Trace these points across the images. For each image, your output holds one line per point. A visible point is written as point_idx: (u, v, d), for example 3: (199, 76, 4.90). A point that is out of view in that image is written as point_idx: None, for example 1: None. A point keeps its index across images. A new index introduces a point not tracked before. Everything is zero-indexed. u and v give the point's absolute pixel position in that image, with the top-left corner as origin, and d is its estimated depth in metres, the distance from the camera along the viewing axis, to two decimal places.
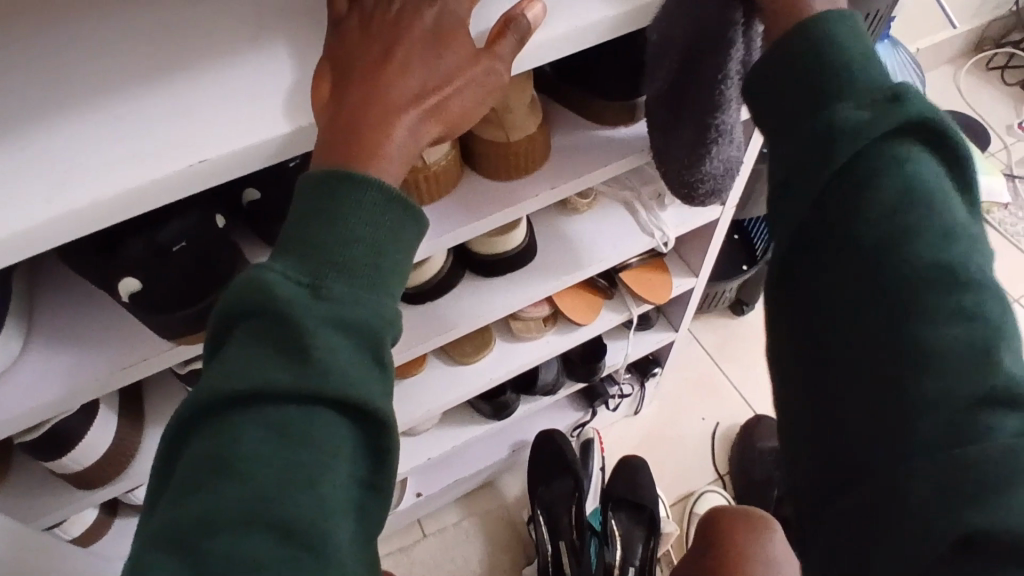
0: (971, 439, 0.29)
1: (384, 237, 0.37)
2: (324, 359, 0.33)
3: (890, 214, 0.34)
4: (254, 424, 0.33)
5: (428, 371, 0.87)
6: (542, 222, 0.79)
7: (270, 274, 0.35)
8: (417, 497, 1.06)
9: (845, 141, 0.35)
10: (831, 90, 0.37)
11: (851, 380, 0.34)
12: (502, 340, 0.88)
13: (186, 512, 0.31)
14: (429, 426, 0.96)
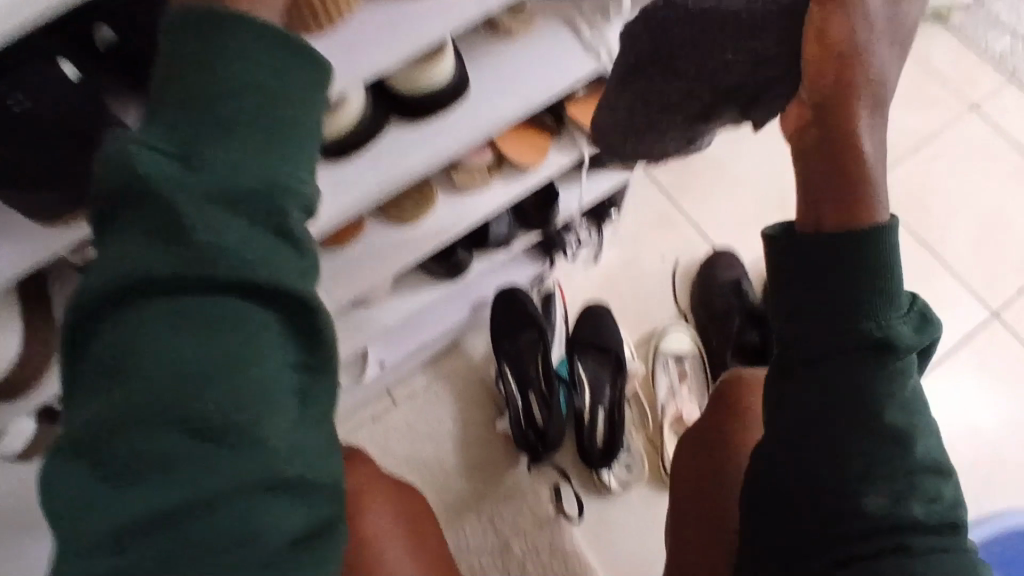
0: (920, 533, 0.46)
1: (278, 84, 0.32)
2: (209, 236, 0.29)
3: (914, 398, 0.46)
4: (146, 319, 0.29)
5: (369, 236, 0.80)
6: (475, 57, 0.69)
7: (133, 144, 0.29)
8: (382, 368, 1.04)
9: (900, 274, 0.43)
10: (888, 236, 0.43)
11: (836, 470, 0.46)
12: (445, 195, 0.82)
13: (88, 417, 0.28)
14: (381, 296, 0.92)
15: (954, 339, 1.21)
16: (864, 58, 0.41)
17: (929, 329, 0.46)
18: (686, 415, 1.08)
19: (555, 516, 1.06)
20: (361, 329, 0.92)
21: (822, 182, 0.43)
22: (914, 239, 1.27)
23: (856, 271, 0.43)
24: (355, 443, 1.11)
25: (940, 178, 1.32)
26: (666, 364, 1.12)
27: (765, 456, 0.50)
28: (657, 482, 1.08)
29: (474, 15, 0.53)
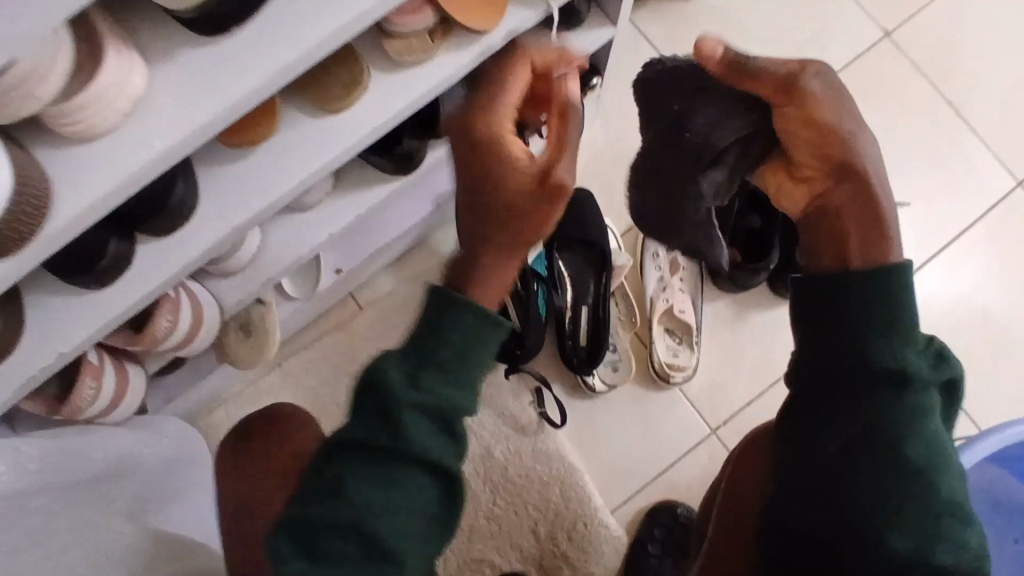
0: (931, 551, 0.48)
1: (463, 354, 0.49)
2: (390, 524, 0.46)
3: (928, 443, 0.50)
4: (356, 485, 0.47)
5: (288, 129, 0.65)
6: None
7: (383, 367, 0.49)
8: (338, 274, 0.92)
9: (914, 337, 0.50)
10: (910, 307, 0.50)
11: (852, 501, 0.50)
12: (380, 72, 0.66)
13: (309, 524, 0.47)
14: (320, 197, 0.79)
15: (973, 211, 1.09)
16: (852, 138, 0.52)
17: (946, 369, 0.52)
18: (677, 310, 0.99)
19: (538, 421, 0.99)
20: (303, 237, 0.80)
21: (853, 216, 0.52)
22: (938, 97, 1.12)
23: (873, 317, 0.50)
24: (318, 354, 1.02)
25: (974, 23, 1.14)
26: (656, 254, 1.01)
27: (776, 504, 0.54)
28: (646, 382, 1.01)
29: None
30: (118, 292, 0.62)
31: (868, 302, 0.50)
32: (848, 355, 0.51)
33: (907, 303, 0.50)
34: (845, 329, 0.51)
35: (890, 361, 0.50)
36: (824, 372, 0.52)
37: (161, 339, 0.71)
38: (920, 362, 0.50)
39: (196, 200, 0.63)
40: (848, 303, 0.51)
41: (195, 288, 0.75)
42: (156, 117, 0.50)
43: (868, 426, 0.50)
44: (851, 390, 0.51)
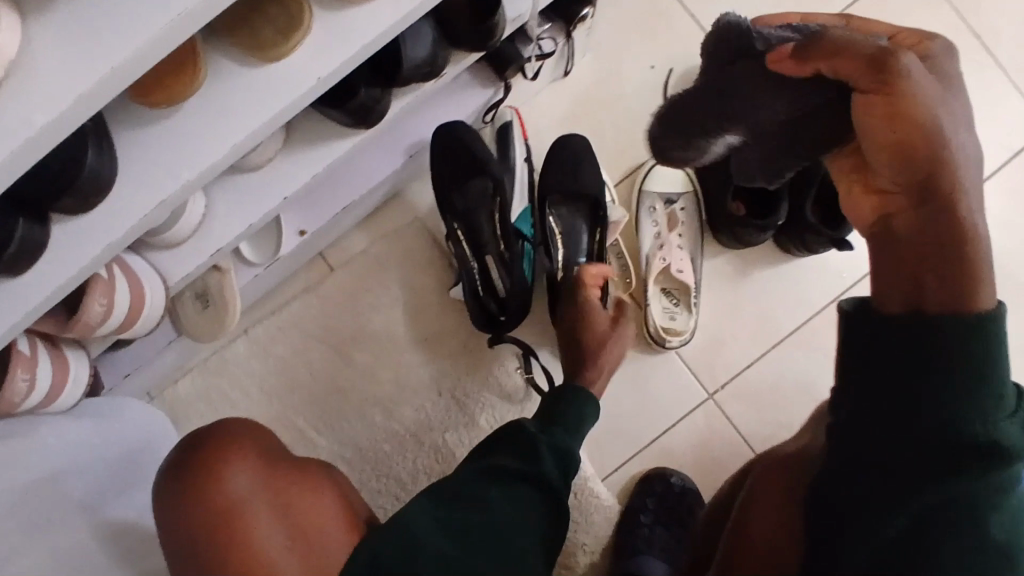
0: None
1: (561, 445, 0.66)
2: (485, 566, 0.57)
3: (996, 507, 0.46)
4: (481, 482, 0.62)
5: (220, 79, 0.55)
6: None
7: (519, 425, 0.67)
8: (302, 237, 0.83)
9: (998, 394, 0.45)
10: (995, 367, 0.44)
11: (898, 552, 0.47)
12: (326, 11, 0.55)
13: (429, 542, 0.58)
14: (270, 155, 0.69)
15: (996, 156, 1.00)
16: (947, 151, 0.45)
17: None
18: (676, 270, 0.91)
19: (524, 388, 0.94)
20: (256, 200, 0.71)
21: (927, 235, 0.47)
22: (963, 28, 1.01)
23: (953, 369, 0.44)
24: (286, 320, 0.95)
25: None
26: (653, 208, 0.93)
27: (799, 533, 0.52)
28: (640, 346, 0.94)
29: None
30: (31, 279, 0.52)
31: (958, 361, 0.44)
32: (936, 419, 0.45)
33: (1002, 367, 0.45)
34: (932, 389, 0.45)
35: (982, 434, 0.44)
36: (912, 431, 0.46)
37: (94, 325, 0.62)
38: (1022, 436, 0.45)
39: (114, 170, 0.53)
40: (933, 357, 0.45)
41: (133, 262, 0.66)
42: (35, 83, 0.39)
43: (953, 504, 0.45)
44: (934, 458, 0.45)
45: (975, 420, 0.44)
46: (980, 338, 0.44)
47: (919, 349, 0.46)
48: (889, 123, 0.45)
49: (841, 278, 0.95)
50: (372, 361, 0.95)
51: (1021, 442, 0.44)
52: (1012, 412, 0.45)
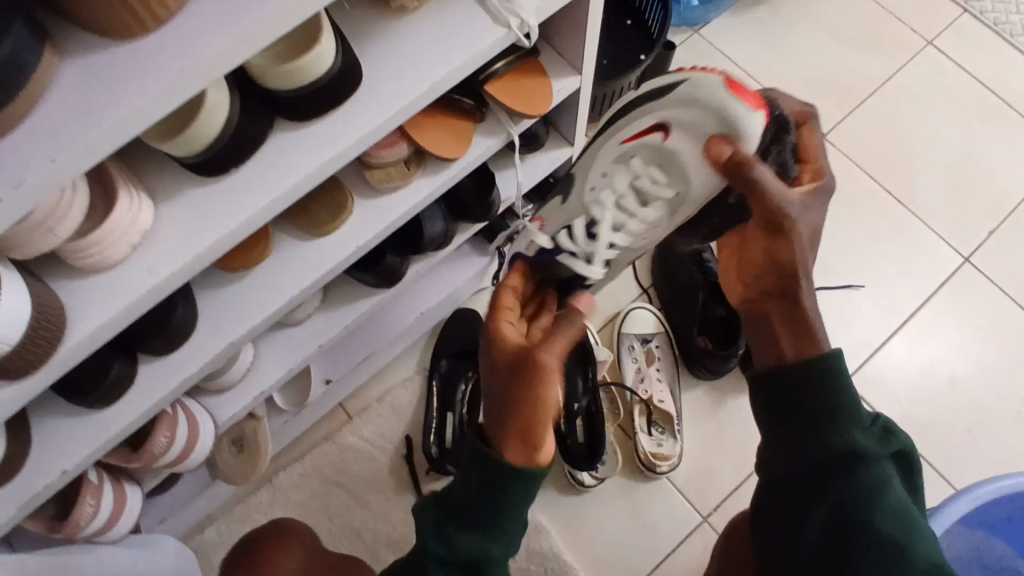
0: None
1: None
2: None
3: (888, 501, 0.59)
4: None
5: (282, 252, 0.72)
6: (364, 43, 0.61)
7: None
8: (327, 384, 0.96)
9: (851, 416, 0.59)
10: (842, 398, 0.59)
11: (829, 550, 0.60)
12: (361, 199, 0.73)
13: None
14: (310, 311, 0.84)
15: (927, 289, 1.15)
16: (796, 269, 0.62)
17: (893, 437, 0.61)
18: (657, 401, 1.02)
19: (535, 520, 0.99)
20: (295, 349, 0.84)
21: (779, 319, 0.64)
22: (878, 187, 1.22)
23: (817, 405, 0.60)
24: (308, 467, 1.03)
25: (900, 122, 1.26)
26: (632, 346, 1.06)
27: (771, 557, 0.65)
28: (633, 474, 1.02)
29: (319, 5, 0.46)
30: (117, 410, 0.66)
31: (818, 401, 0.59)
32: (810, 440, 0.60)
33: (849, 395, 0.60)
34: (804, 424, 0.60)
35: (843, 445, 0.59)
36: (796, 457, 0.61)
37: (158, 456, 0.73)
38: (869, 441, 0.60)
39: (194, 322, 0.68)
40: (803, 400, 0.60)
41: (191, 404, 0.79)
42: (161, 248, 0.56)
43: (845, 502, 0.59)
44: (815, 468, 0.60)
45: (836, 435, 0.59)
46: (841, 384, 0.60)
47: (790, 396, 0.61)
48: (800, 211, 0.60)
49: None
50: (385, 502, 1.02)
51: (870, 441, 0.60)
52: (859, 421, 0.60)
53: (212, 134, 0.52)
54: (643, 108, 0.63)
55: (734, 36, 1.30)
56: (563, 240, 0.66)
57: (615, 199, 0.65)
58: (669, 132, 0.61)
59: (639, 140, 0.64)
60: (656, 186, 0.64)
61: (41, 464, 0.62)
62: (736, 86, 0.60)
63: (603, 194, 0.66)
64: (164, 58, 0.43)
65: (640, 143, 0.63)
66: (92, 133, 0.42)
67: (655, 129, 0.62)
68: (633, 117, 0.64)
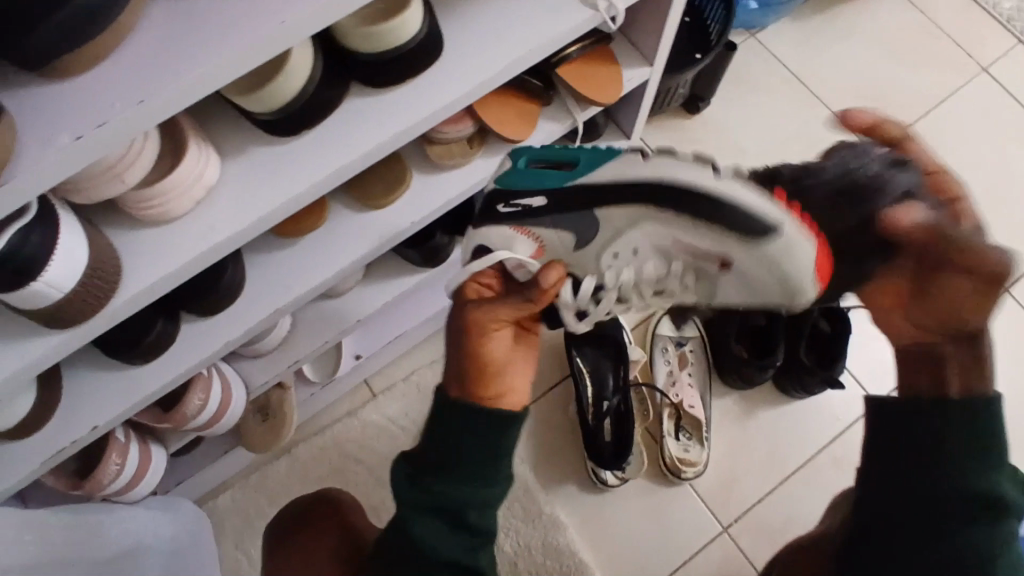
0: None
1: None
2: None
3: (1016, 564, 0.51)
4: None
5: (335, 222, 0.70)
6: (446, 14, 0.59)
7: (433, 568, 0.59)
8: (358, 360, 0.94)
9: (996, 463, 0.51)
10: (990, 445, 0.51)
11: None
12: (420, 174, 0.71)
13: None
14: (352, 284, 0.82)
15: None
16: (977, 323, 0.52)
17: None
18: (688, 406, 1.01)
19: (554, 514, 0.98)
20: (332, 322, 0.82)
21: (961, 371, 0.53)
22: None
23: (959, 444, 0.51)
24: (328, 441, 1.02)
25: (952, 145, 1.23)
26: (665, 348, 1.04)
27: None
28: (655, 477, 1.01)
29: None
30: (154, 369, 0.64)
31: (940, 427, 0.51)
32: (941, 475, 0.51)
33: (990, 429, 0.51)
34: (925, 452, 0.51)
35: (989, 491, 0.50)
36: (908, 486, 0.52)
37: (189, 418, 0.72)
38: (1012, 489, 0.51)
39: (241, 285, 0.66)
40: (944, 437, 0.51)
41: (226, 369, 0.77)
42: (224, 207, 0.54)
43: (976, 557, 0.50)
44: (935, 511, 0.51)
45: (962, 464, 0.51)
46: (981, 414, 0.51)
47: (924, 426, 0.51)
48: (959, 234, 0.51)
49: (836, 420, 1.04)
50: None
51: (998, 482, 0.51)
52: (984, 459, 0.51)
53: (288, 93, 0.51)
54: (722, 230, 0.51)
55: (790, 42, 1.27)
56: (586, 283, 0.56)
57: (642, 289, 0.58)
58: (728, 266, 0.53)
59: (688, 250, 0.54)
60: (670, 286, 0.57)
61: (72, 417, 0.61)
62: (824, 266, 0.52)
63: (627, 273, 0.56)
64: (259, 11, 0.41)
65: (693, 255, 0.54)
66: (176, 82, 0.40)
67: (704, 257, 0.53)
68: (703, 229, 0.52)
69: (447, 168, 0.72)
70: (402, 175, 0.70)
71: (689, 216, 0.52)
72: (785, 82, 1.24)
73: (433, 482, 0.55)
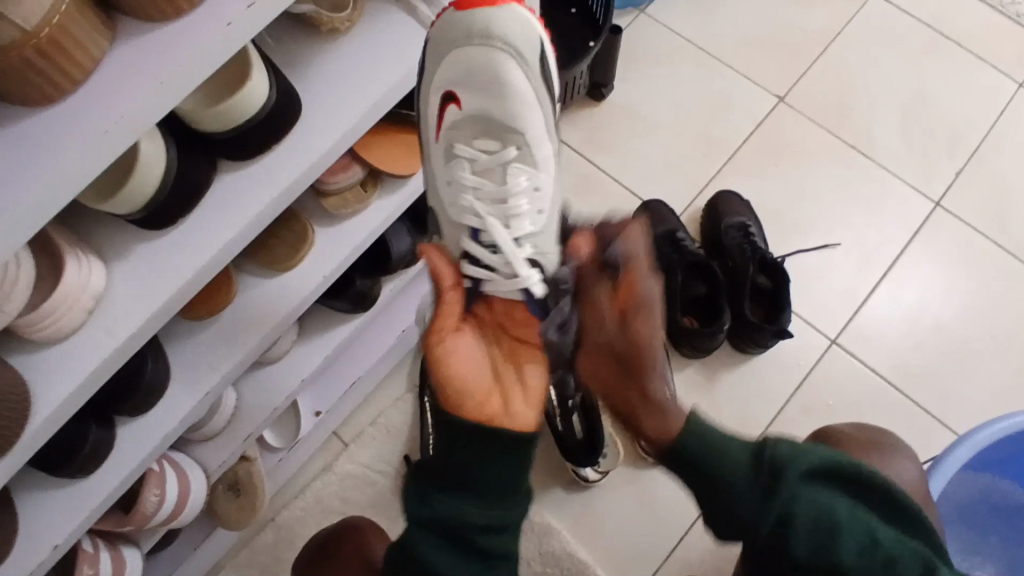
0: (801, 556, 0.50)
1: (457, 509, 0.52)
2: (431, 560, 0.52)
3: (819, 530, 0.50)
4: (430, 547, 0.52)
5: (247, 293, 0.70)
6: (298, 69, 0.60)
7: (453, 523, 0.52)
8: (317, 417, 0.94)
9: (745, 495, 0.50)
10: (717, 481, 0.50)
11: None
12: (324, 228, 0.72)
13: (427, 525, 0.53)
14: (287, 347, 0.82)
15: (902, 239, 1.15)
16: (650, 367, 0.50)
17: (779, 479, 0.50)
18: None
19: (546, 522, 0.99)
20: (275, 389, 0.82)
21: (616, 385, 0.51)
22: (842, 143, 1.21)
23: (702, 475, 0.50)
24: (310, 500, 1.02)
25: (855, 76, 1.25)
26: None
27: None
28: (634, 462, 1.02)
29: (226, 52, 0.45)
30: (100, 476, 0.64)
31: (720, 474, 0.50)
32: (716, 505, 0.50)
33: (712, 474, 0.50)
34: (731, 516, 0.51)
35: (773, 510, 0.49)
36: (753, 558, 0.52)
37: (149, 516, 0.72)
38: (744, 491, 0.50)
39: (168, 374, 0.66)
40: (711, 471, 0.50)
41: (178, 458, 0.77)
42: (118, 309, 0.54)
43: (773, 537, 0.50)
44: (748, 535, 0.51)
45: (752, 509, 0.50)
46: (682, 459, 0.50)
47: (716, 507, 0.50)
48: (610, 327, 0.51)
49: (803, 367, 1.08)
50: (391, 524, 1.01)
51: (785, 493, 0.49)
52: (768, 491, 0.49)
53: (147, 185, 0.51)
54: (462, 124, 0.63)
55: (678, 10, 1.28)
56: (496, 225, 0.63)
57: (465, 191, 0.64)
58: (458, 101, 0.62)
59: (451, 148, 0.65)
60: (486, 156, 0.64)
61: (27, 545, 0.60)
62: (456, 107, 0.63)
63: (528, 205, 0.65)
64: (77, 124, 0.41)
65: (455, 126, 0.64)
66: (11, 209, 0.39)
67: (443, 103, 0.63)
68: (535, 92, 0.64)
69: (348, 214, 0.72)
70: (302, 231, 0.70)
71: (488, 135, 0.64)
72: (681, 51, 1.26)
73: (443, 490, 0.53)
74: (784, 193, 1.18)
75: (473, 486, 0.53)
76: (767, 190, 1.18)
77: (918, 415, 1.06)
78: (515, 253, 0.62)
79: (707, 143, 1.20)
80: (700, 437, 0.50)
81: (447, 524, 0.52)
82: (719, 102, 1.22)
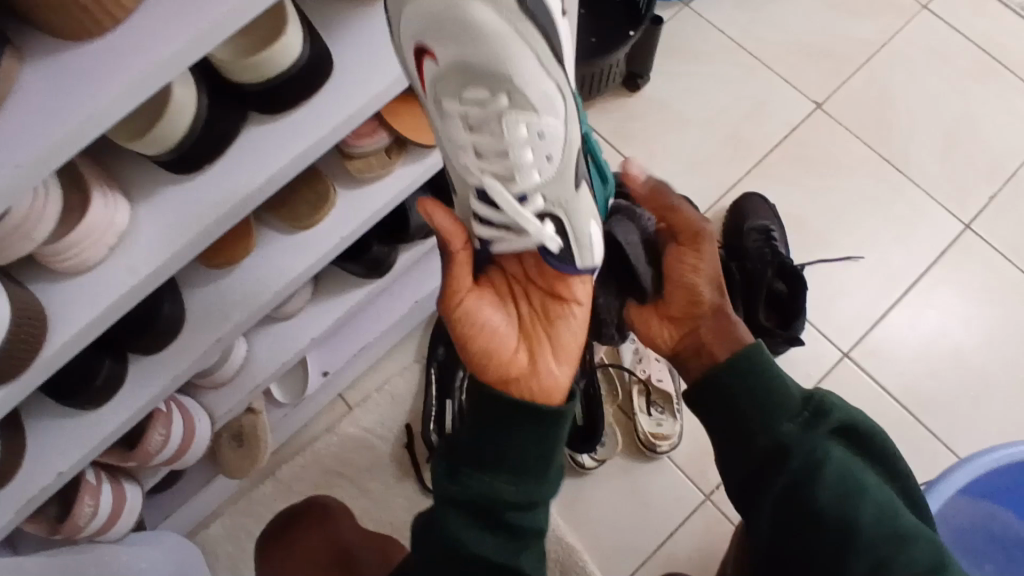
0: (816, 485, 0.56)
1: (493, 513, 0.55)
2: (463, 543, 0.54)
3: (843, 483, 0.56)
4: (468, 535, 0.55)
5: (265, 246, 0.72)
6: (333, 31, 0.61)
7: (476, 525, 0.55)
8: (325, 376, 0.95)
9: (786, 431, 0.57)
10: (765, 403, 0.57)
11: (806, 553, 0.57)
12: (345, 190, 0.73)
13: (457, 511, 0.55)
14: (301, 305, 0.84)
15: (926, 258, 1.13)
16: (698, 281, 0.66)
17: (822, 418, 0.57)
18: (656, 380, 1.03)
19: None
20: (284, 345, 0.84)
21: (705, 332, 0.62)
22: (874, 155, 1.19)
23: (756, 402, 0.58)
24: (310, 458, 1.04)
25: (896, 88, 1.22)
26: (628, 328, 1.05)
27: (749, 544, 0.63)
28: (632, 455, 1.02)
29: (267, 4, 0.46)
30: (109, 410, 0.66)
31: (769, 402, 0.57)
32: (757, 436, 0.58)
33: (759, 401, 0.57)
34: (764, 444, 0.58)
35: (804, 445, 0.56)
36: (769, 496, 0.58)
37: (153, 453, 0.74)
38: (797, 419, 0.57)
39: (183, 317, 0.68)
40: (762, 400, 0.57)
41: (186, 402, 0.79)
42: (140, 248, 0.55)
43: (789, 478, 0.57)
44: (767, 474, 0.58)
45: (790, 446, 0.57)
46: (730, 378, 0.58)
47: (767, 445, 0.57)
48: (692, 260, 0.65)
49: (811, 377, 1.07)
50: (387, 490, 1.03)
51: (819, 431, 0.57)
52: (812, 426, 0.57)
53: (177, 129, 0.52)
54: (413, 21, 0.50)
55: (723, 7, 1.26)
56: (499, 191, 0.56)
57: (462, 152, 0.56)
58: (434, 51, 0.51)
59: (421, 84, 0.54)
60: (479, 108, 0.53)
61: (36, 468, 0.62)
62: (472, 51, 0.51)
63: (532, 156, 0.55)
64: (120, 58, 0.43)
65: (441, 73, 0.52)
66: (52, 133, 0.40)
67: (417, 55, 0.52)
68: (519, 27, 0.50)
69: (369, 177, 0.73)
70: (322, 190, 0.71)
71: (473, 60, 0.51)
72: (721, 48, 1.24)
73: (467, 477, 0.56)
74: (812, 200, 1.17)
75: (499, 462, 0.56)
76: (794, 196, 1.17)
77: (924, 436, 1.05)
78: (518, 212, 0.57)
79: (737, 144, 1.19)
80: (759, 364, 0.58)
81: (478, 511, 0.55)
82: (754, 103, 1.21)
